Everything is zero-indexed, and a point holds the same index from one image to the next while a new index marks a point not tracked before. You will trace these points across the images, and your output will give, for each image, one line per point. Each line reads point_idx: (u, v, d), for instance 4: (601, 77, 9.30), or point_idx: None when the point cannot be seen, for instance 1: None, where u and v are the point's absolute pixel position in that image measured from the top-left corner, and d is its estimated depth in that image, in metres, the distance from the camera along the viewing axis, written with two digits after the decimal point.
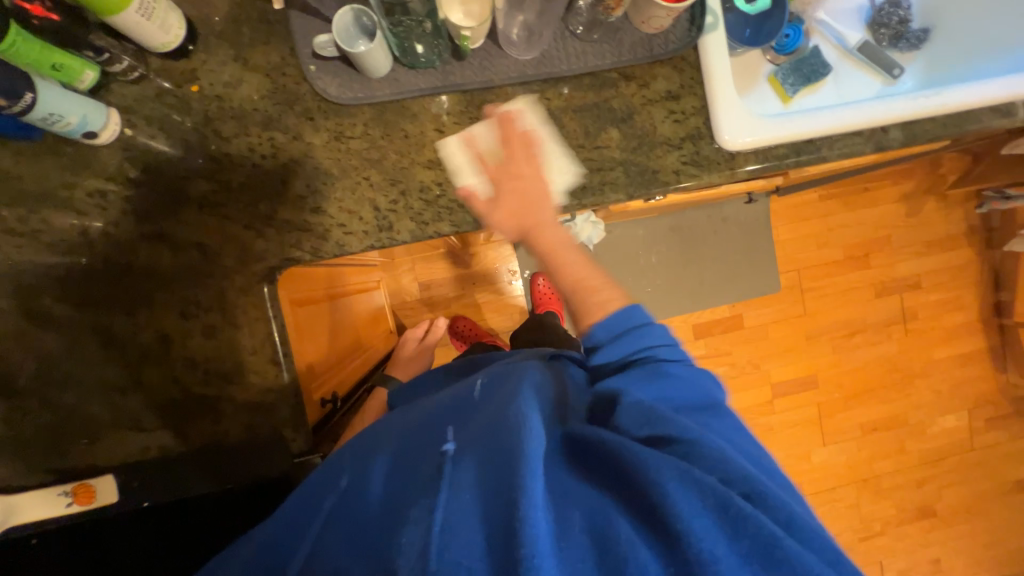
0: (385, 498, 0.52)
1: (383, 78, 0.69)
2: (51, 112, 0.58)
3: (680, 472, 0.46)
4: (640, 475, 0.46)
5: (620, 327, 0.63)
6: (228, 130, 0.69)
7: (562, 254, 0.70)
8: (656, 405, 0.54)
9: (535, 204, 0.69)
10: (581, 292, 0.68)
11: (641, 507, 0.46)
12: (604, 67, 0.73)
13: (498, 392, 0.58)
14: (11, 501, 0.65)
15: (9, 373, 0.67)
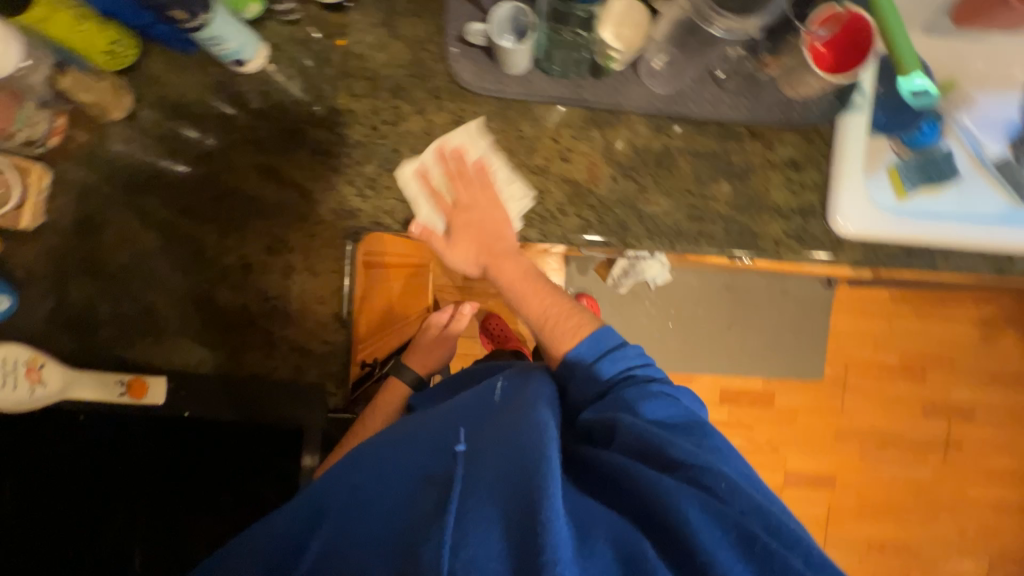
0: (404, 489, 0.52)
1: (516, 76, 0.70)
2: (216, 35, 0.62)
3: (697, 498, 0.45)
4: (660, 502, 0.45)
5: (595, 351, 0.63)
6: (359, 89, 0.71)
7: (524, 283, 0.72)
8: (648, 432, 0.53)
9: (488, 236, 0.71)
10: (555, 319, 0.68)
11: (654, 526, 0.45)
12: (735, 119, 0.71)
13: (519, 402, 0.57)
14: (78, 376, 0.71)
15: (105, 259, 0.72)
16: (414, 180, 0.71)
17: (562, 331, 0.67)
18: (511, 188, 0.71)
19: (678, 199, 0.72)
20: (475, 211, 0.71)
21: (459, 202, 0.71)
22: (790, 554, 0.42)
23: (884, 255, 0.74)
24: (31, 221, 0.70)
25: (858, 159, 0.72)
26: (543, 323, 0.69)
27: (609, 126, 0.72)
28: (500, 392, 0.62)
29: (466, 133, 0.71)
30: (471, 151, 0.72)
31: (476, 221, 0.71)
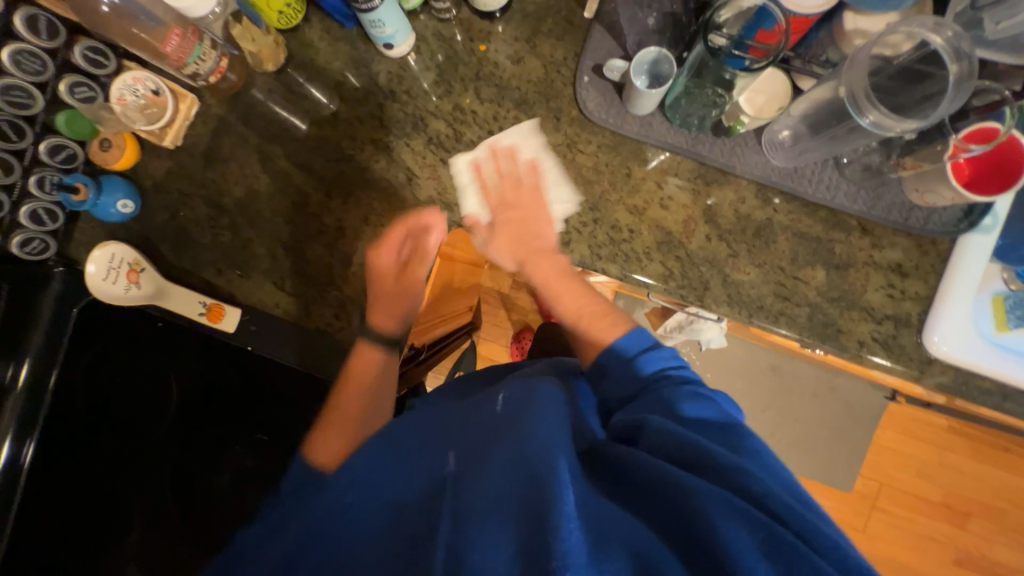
0: (409, 495, 0.52)
1: (638, 117, 0.71)
2: (376, 19, 0.68)
3: (721, 500, 0.42)
4: (682, 503, 0.43)
5: (626, 354, 0.61)
6: (486, 93, 0.75)
7: (558, 279, 0.69)
8: (680, 436, 0.49)
9: (529, 235, 0.70)
10: (598, 322, 0.66)
11: (677, 530, 0.42)
12: (850, 210, 0.69)
13: (521, 396, 0.55)
14: (166, 287, 0.77)
15: (221, 189, 0.78)
16: (467, 170, 0.74)
17: (599, 330, 0.65)
18: (561, 187, 0.73)
19: (767, 274, 0.71)
20: (523, 208, 0.70)
21: (507, 198, 0.71)
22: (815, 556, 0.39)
23: (977, 390, 0.69)
24: (171, 141, 0.76)
25: (970, 279, 0.68)
26: (578, 323, 0.67)
27: (717, 185, 0.72)
28: (504, 396, 0.56)
29: (517, 131, 0.73)
30: (524, 147, 0.73)
31: (519, 221, 0.70)
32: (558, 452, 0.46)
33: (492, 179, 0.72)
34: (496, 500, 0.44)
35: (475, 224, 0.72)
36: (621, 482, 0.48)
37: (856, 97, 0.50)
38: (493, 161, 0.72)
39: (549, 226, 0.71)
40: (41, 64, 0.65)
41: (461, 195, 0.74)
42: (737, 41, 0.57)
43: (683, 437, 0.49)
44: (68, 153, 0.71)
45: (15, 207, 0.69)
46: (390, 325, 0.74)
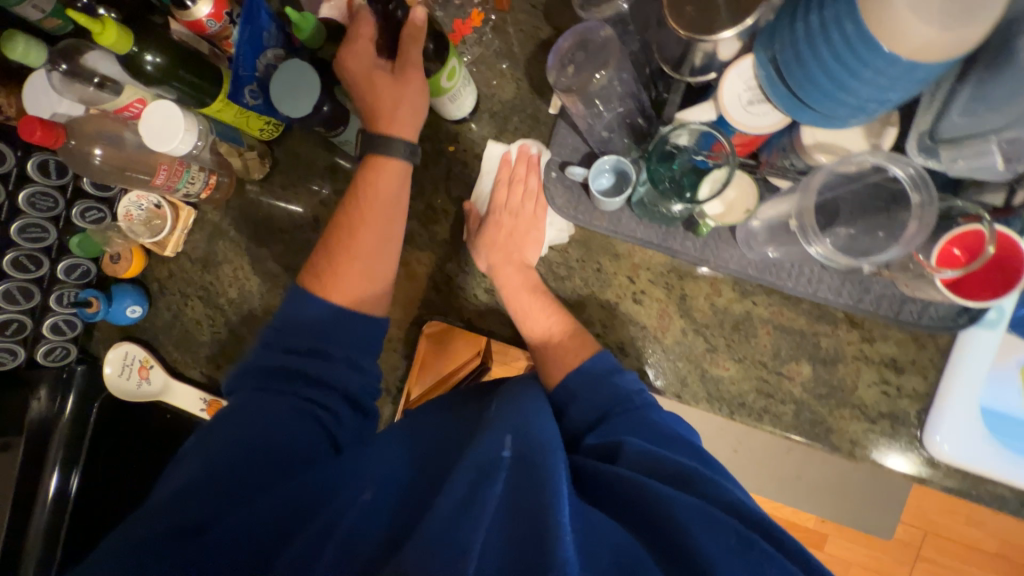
0: (412, 493, 0.44)
1: (606, 213, 0.69)
2: (345, 140, 0.71)
3: (701, 511, 0.40)
4: (663, 514, 0.40)
5: (597, 372, 0.60)
6: (458, 192, 0.76)
7: (536, 300, 0.68)
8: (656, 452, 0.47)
9: (520, 238, 0.71)
10: (573, 348, 0.64)
11: (662, 544, 0.39)
12: (836, 304, 0.65)
13: (517, 406, 0.50)
14: (171, 384, 0.83)
15: (219, 290, 0.84)
16: (494, 160, 0.74)
17: (567, 358, 0.63)
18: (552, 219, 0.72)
19: (749, 368, 0.68)
20: (519, 215, 0.71)
21: (509, 203, 0.72)
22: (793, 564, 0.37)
23: (988, 495, 0.64)
24: (171, 250, 0.83)
25: (975, 374, 0.63)
26: (546, 342, 0.66)
27: (691, 278, 0.70)
28: (496, 406, 0.52)
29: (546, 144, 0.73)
30: (543, 165, 0.72)
31: (510, 227, 0.71)
32: (559, 451, 0.44)
33: (499, 178, 0.73)
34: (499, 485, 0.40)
35: (471, 210, 0.74)
36: (612, 500, 0.44)
37: (805, 229, 0.48)
38: (508, 167, 0.72)
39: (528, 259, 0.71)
40: (53, 200, 0.72)
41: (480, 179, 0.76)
42: (693, 149, 0.58)
43: (659, 454, 0.47)
44: (82, 270, 0.79)
45: (38, 323, 0.75)
46: (406, 135, 0.63)
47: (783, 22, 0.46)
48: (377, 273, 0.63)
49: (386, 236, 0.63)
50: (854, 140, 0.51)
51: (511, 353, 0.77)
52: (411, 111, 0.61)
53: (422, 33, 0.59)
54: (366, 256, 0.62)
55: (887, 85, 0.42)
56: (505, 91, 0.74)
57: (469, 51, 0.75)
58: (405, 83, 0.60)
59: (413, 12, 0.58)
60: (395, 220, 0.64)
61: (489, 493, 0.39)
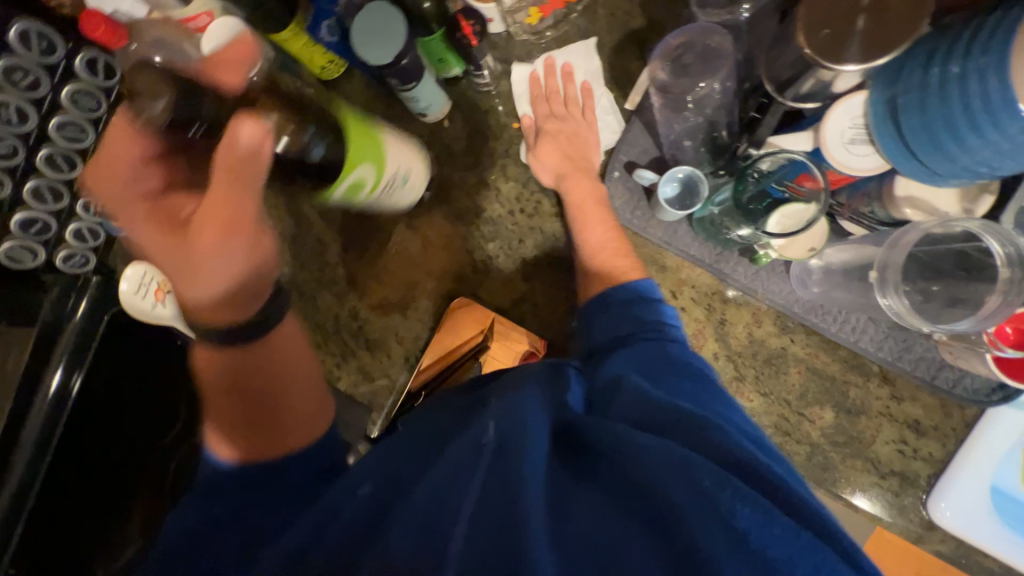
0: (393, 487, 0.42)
1: (663, 223, 0.68)
2: (414, 97, 0.67)
3: (685, 469, 0.34)
4: (645, 477, 0.35)
5: (631, 295, 0.58)
6: (514, 172, 0.74)
7: (594, 206, 0.67)
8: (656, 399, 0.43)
9: (580, 144, 0.69)
10: (617, 245, 0.65)
11: (644, 509, 0.34)
12: (873, 357, 0.65)
13: (512, 387, 0.46)
14: None
15: None
16: (526, 81, 0.72)
17: (610, 263, 0.64)
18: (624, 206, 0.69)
19: (773, 404, 0.68)
20: (575, 120, 0.70)
21: (565, 111, 0.70)
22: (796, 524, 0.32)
23: (977, 565, 0.65)
24: None
25: (993, 451, 0.63)
26: (598, 250, 0.65)
27: (734, 304, 0.69)
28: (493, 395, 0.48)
29: (579, 49, 0.70)
30: (581, 70, 0.71)
31: (567, 134, 0.69)
32: (536, 424, 0.39)
33: (545, 91, 0.71)
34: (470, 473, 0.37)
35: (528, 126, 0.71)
36: (592, 458, 0.38)
37: (884, 280, 0.48)
38: (548, 80, 0.71)
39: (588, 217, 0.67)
40: (96, 101, 0.69)
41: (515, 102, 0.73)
42: (775, 175, 0.56)
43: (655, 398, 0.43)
44: None
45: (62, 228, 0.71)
46: (208, 286, 0.51)
47: (914, 66, 0.44)
48: (272, 428, 0.54)
49: (265, 387, 0.56)
50: (948, 201, 0.49)
51: (512, 333, 0.72)
52: (220, 277, 0.51)
53: (252, 160, 0.46)
54: (253, 410, 0.55)
55: (1005, 154, 0.40)
56: (584, 77, 0.71)
57: (553, 27, 0.72)
58: (199, 247, 0.49)
59: (230, 130, 0.45)
60: (279, 347, 0.58)
61: (474, 481, 0.36)
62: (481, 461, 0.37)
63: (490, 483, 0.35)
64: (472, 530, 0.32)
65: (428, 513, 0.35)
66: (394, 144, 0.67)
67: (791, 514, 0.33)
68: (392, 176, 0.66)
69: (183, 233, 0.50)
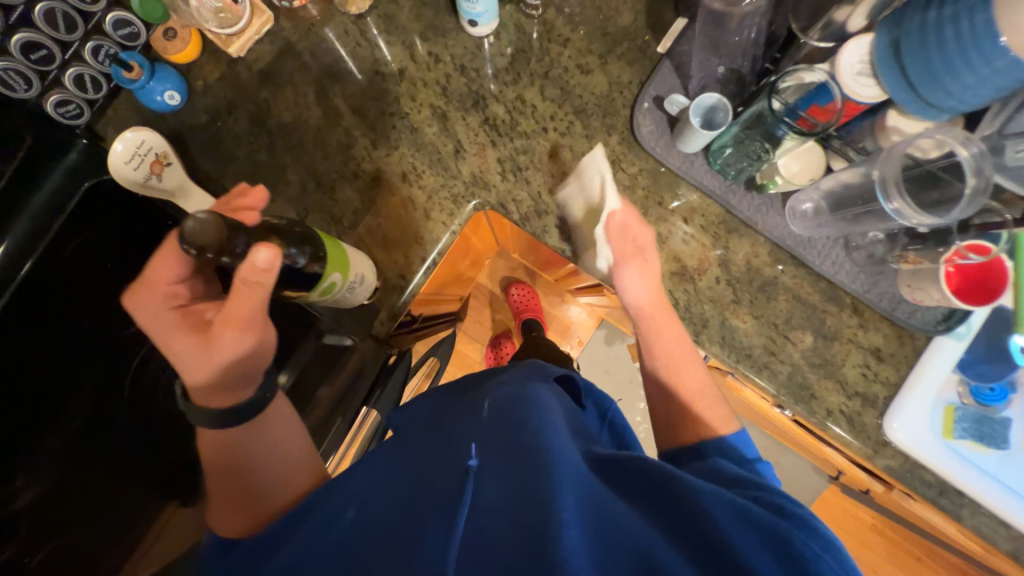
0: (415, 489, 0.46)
1: (682, 153, 0.75)
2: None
3: (734, 507, 0.39)
4: (690, 506, 0.39)
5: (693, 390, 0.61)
6: (550, 94, 0.78)
7: (679, 359, 0.63)
8: (724, 474, 0.48)
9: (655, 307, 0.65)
10: (697, 402, 0.60)
11: (686, 531, 0.38)
12: (849, 289, 0.74)
13: (523, 400, 0.50)
14: (189, 188, 0.76)
15: (271, 110, 0.79)
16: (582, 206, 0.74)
17: (705, 415, 0.59)
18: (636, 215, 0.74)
19: (762, 327, 0.76)
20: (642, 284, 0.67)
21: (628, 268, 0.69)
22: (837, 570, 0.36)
23: (918, 479, 0.75)
24: (236, 50, 0.77)
25: (934, 382, 0.74)
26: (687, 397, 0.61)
27: (736, 235, 0.77)
28: (495, 403, 0.52)
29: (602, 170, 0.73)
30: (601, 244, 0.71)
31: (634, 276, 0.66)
32: (569, 449, 0.44)
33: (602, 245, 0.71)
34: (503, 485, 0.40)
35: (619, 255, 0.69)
36: (642, 488, 0.42)
37: (886, 182, 0.57)
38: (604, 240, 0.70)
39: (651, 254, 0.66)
40: None
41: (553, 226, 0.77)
42: (791, 108, 0.62)
43: (720, 471, 0.49)
44: (131, 31, 0.73)
45: (65, 65, 0.70)
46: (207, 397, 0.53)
47: (914, 10, 0.54)
48: (252, 493, 0.55)
49: (260, 460, 0.56)
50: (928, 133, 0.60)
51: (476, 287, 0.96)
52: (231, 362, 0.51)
53: (268, 277, 0.48)
54: (241, 471, 0.55)
55: (984, 79, 0.51)
56: (623, 17, 0.78)
57: None
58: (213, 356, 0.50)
59: (251, 257, 0.47)
60: (270, 427, 0.57)
61: (465, 497, 0.40)
62: (482, 475, 0.42)
63: (502, 496, 0.39)
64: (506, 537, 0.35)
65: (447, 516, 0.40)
66: (353, 251, 0.66)
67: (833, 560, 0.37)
68: (354, 278, 0.64)
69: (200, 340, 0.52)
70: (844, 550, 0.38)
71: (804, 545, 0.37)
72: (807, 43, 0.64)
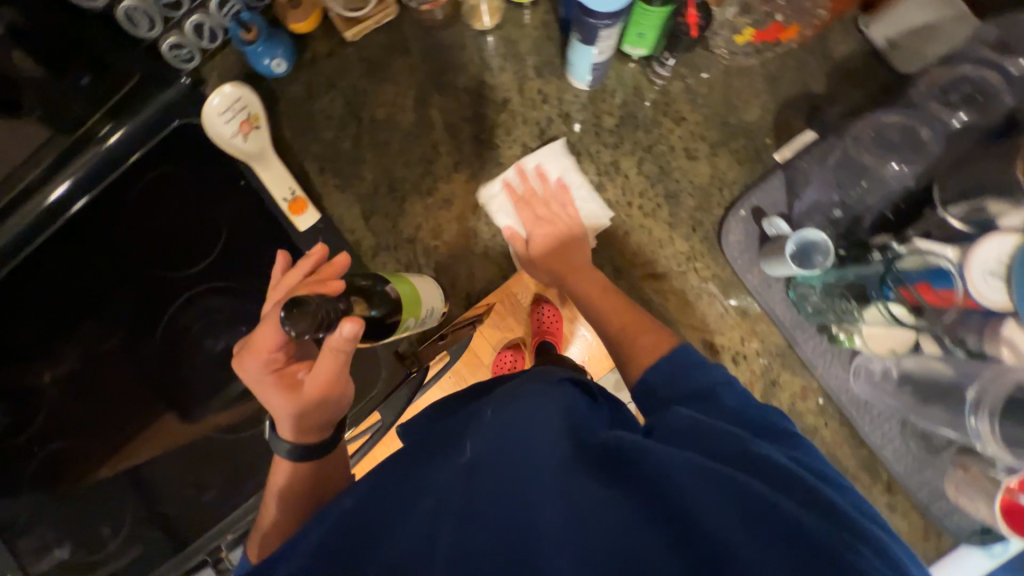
0: (394, 485, 0.44)
1: (762, 274, 0.71)
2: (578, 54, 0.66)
3: (709, 478, 0.35)
4: (672, 488, 0.35)
5: (676, 374, 0.48)
6: (648, 168, 0.74)
7: (599, 294, 0.63)
8: (688, 415, 0.42)
9: (567, 244, 0.69)
10: (632, 327, 0.57)
11: (664, 513, 0.35)
12: (890, 467, 0.70)
13: (509, 401, 0.45)
14: (269, 156, 0.76)
15: (368, 103, 0.77)
16: (501, 193, 0.74)
17: (638, 339, 0.55)
18: (589, 198, 0.73)
19: None
20: (561, 220, 0.71)
21: (545, 216, 0.71)
22: (830, 528, 0.33)
23: None
24: (351, 35, 0.76)
25: None
26: (622, 331, 0.57)
27: (791, 372, 0.72)
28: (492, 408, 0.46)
29: (540, 155, 0.74)
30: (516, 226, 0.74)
31: (554, 233, 0.70)
32: (545, 441, 0.39)
33: (534, 211, 0.72)
34: (488, 500, 0.37)
35: (529, 213, 0.72)
36: (616, 459, 0.38)
37: (979, 402, 0.54)
38: (528, 203, 0.72)
39: (573, 220, 0.71)
40: None
41: (498, 213, 0.75)
42: (896, 275, 0.59)
43: (691, 411, 0.42)
44: None
45: (189, 13, 0.71)
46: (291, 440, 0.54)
47: None
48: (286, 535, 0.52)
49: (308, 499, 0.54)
50: None
51: (508, 322, 0.77)
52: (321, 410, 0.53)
53: (351, 342, 0.47)
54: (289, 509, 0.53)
55: None
56: (749, 114, 0.73)
57: (750, 54, 0.72)
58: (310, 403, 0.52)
59: (341, 329, 0.45)
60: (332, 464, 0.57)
61: (448, 516, 0.38)
62: (471, 480, 0.39)
63: (485, 520, 0.36)
64: (480, 554, 0.34)
65: (429, 531, 0.37)
66: (421, 282, 0.65)
67: (813, 512, 0.34)
68: (425, 312, 0.63)
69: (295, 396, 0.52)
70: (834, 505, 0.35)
71: (783, 505, 0.33)
72: (942, 215, 0.59)
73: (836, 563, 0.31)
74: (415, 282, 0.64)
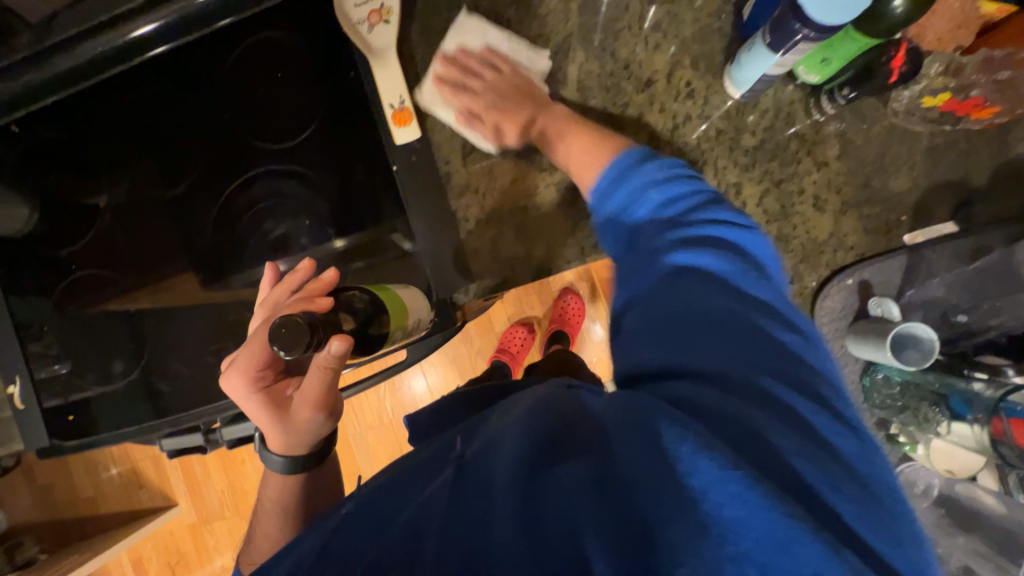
0: (412, 477, 0.45)
1: (842, 349, 0.68)
2: (756, 56, 0.59)
3: (649, 432, 0.34)
4: (624, 465, 0.34)
5: (615, 173, 0.50)
6: (768, 202, 0.69)
7: (565, 121, 0.64)
8: (650, 351, 0.40)
9: (521, 103, 0.69)
10: (597, 143, 0.58)
11: (613, 486, 0.33)
12: None
13: (508, 406, 0.47)
14: (388, 55, 0.70)
15: (507, 36, 0.72)
16: (434, 76, 0.72)
17: (586, 167, 0.56)
18: (517, 46, 0.71)
19: None
20: (508, 76, 0.70)
21: (495, 90, 0.70)
22: (773, 493, 0.30)
23: None
24: None
25: None
26: (573, 157, 0.59)
27: None
28: (497, 410, 0.49)
29: (461, 25, 0.72)
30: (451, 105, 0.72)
31: (511, 104, 0.69)
32: (514, 426, 0.41)
33: (475, 79, 0.71)
34: (463, 484, 0.39)
35: (465, 90, 0.71)
36: (585, 437, 0.38)
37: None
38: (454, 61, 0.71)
39: (514, 75, 0.70)
40: None
41: (439, 109, 0.72)
42: (996, 403, 0.56)
43: (653, 317, 0.41)
44: None
45: None
46: (281, 453, 0.60)
47: None
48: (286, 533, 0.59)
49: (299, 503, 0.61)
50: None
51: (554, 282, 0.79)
52: (303, 428, 0.58)
53: (338, 359, 0.51)
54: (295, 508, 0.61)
55: None
56: (896, 183, 0.67)
57: (924, 120, 0.66)
58: (295, 423, 0.57)
59: (328, 348, 0.50)
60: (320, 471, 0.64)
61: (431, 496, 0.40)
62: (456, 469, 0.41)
63: (458, 508, 0.37)
64: (444, 529, 0.36)
65: (412, 518, 0.39)
66: (406, 291, 0.64)
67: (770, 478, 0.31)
68: (414, 323, 0.63)
69: (285, 415, 0.57)
70: (796, 469, 0.32)
71: (713, 467, 0.31)
72: None
73: (754, 533, 0.28)
74: (398, 289, 0.64)
